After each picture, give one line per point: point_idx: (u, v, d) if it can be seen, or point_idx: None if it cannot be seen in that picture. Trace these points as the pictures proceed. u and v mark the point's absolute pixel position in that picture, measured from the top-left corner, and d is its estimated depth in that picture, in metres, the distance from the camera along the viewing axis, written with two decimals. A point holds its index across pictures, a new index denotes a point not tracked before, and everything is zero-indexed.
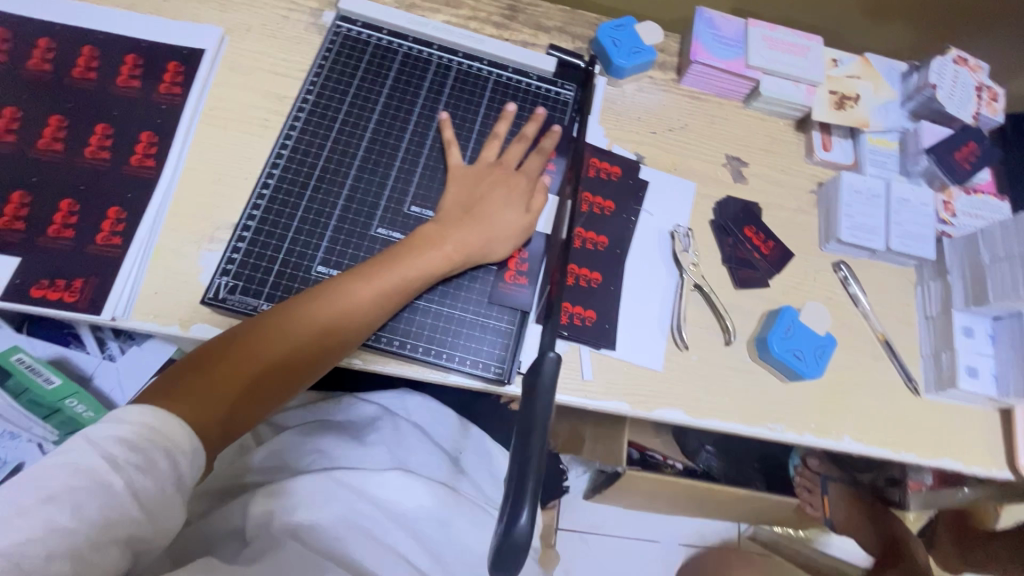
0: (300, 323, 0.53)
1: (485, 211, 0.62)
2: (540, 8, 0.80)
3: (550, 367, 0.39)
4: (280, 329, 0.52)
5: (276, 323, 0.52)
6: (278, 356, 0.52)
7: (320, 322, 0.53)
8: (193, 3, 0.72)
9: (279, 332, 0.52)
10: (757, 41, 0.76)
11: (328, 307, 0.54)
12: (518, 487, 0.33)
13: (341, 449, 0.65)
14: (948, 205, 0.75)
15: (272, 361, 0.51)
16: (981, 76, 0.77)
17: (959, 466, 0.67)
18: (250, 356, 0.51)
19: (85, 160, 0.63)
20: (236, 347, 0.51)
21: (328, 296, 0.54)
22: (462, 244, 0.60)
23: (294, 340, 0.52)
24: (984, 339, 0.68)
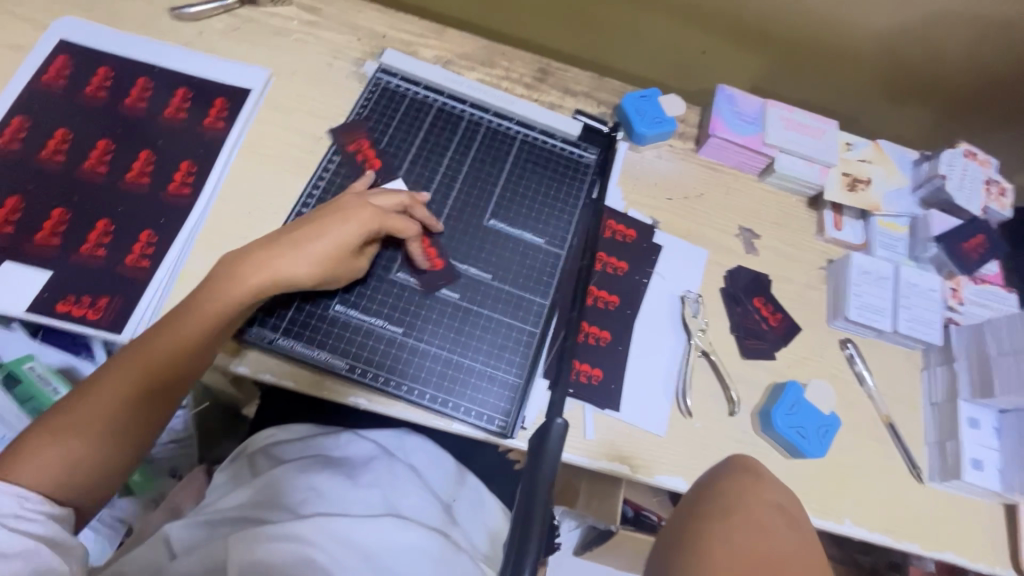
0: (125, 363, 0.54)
1: (310, 235, 0.58)
2: (569, 73, 0.84)
3: (556, 433, 0.42)
4: (145, 365, 0.54)
5: (133, 358, 0.54)
6: (141, 385, 0.54)
7: (178, 350, 0.55)
8: (246, 45, 0.77)
9: (137, 366, 0.54)
10: (775, 121, 0.80)
11: (188, 330, 0.55)
12: (520, 548, 0.34)
13: (334, 487, 0.65)
14: (956, 293, 0.76)
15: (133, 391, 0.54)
16: (990, 171, 0.80)
17: (961, 561, 0.66)
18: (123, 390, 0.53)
19: (126, 183, 0.66)
20: (96, 385, 0.53)
21: (173, 327, 0.55)
22: (315, 249, 0.58)
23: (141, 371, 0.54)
24: (989, 431, 0.67)
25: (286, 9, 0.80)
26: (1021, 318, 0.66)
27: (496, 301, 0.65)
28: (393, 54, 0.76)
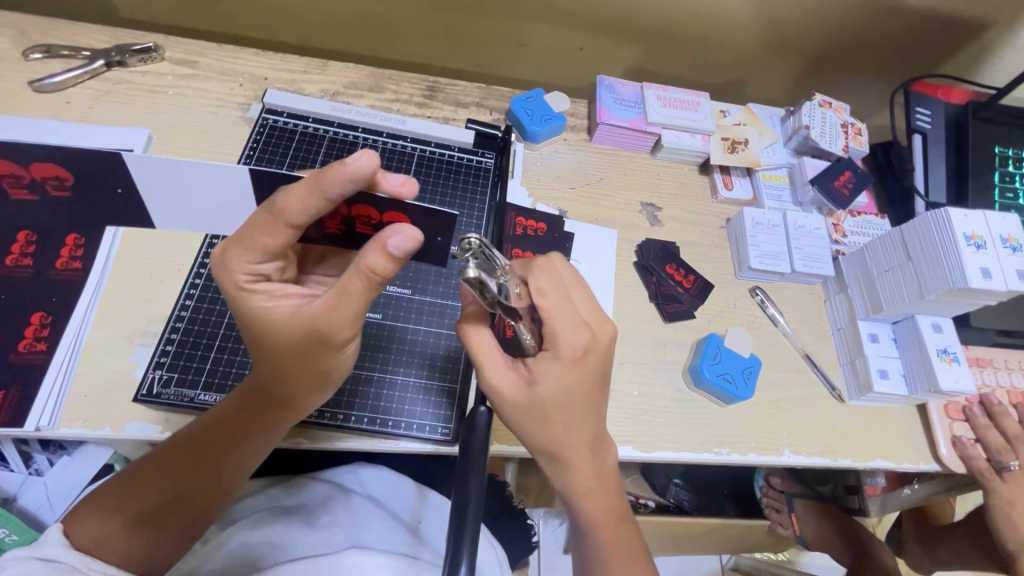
0: (152, 471, 0.52)
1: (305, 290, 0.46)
2: (457, 86, 0.87)
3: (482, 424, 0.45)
4: (167, 477, 0.52)
5: (154, 469, 0.52)
6: (171, 496, 0.52)
7: (223, 455, 0.54)
8: (121, 108, 0.75)
9: (160, 482, 0.52)
10: (653, 100, 0.85)
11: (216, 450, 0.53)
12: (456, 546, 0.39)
13: (290, 536, 0.63)
14: (838, 227, 0.84)
15: (171, 500, 0.52)
16: (844, 115, 0.89)
17: (890, 465, 0.72)
18: (138, 499, 0.51)
19: (6, 268, 0.62)
20: (128, 483, 0.51)
21: (195, 442, 0.53)
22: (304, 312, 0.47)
23: (180, 481, 0.52)
24: (888, 342, 0.74)
25: (159, 65, 0.79)
26: (887, 239, 0.72)
27: (420, 313, 0.66)
28: (276, 94, 0.76)
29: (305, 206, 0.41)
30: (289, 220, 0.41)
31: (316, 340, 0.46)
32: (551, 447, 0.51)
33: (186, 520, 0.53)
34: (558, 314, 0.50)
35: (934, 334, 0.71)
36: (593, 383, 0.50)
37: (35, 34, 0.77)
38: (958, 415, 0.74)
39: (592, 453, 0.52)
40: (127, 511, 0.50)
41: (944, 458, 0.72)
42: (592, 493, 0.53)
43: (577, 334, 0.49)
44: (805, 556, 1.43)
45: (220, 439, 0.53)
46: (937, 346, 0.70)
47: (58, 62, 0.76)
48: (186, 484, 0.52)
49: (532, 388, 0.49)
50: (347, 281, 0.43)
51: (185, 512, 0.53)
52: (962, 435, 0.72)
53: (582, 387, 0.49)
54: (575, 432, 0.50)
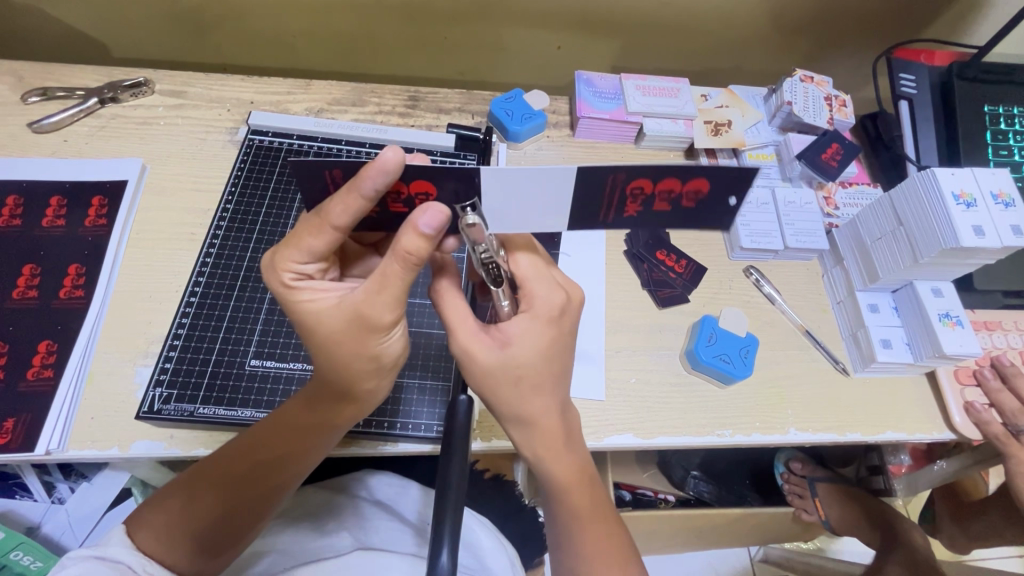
0: (200, 488, 0.53)
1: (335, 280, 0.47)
2: (438, 94, 0.89)
3: (464, 409, 0.49)
4: (214, 490, 0.52)
5: (203, 484, 0.53)
6: (228, 508, 0.53)
7: (266, 463, 0.54)
8: (116, 141, 0.78)
9: (212, 496, 0.52)
10: (632, 90, 0.86)
11: (260, 457, 0.54)
12: (439, 531, 0.41)
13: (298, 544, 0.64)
14: (829, 200, 0.83)
15: (226, 513, 0.53)
16: (827, 88, 0.88)
17: (902, 436, 0.70)
18: (189, 517, 0.51)
19: (14, 302, 0.64)
20: (181, 500, 0.52)
21: (244, 456, 0.53)
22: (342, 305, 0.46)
23: (231, 492, 0.53)
24: (889, 312, 0.73)
25: (149, 98, 0.82)
26: (876, 206, 0.71)
27: (411, 316, 0.67)
28: (260, 115, 0.79)
29: (346, 210, 0.42)
30: (332, 220, 0.43)
31: (359, 326, 0.46)
32: (517, 412, 0.50)
33: (242, 528, 0.54)
34: (534, 282, 0.51)
35: (935, 299, 0.70)
36: (565, 348, 0.51)
37: (32, 78, 0.81)
38: (970, 380, 0.72)
39: (559, 416, 0.51)
40: (182, 530, 0.51)
41: (958, 426, 0.70)
42: (561, 460, 0.52)
43: (551, 296, 0.51)
44: (836, 543, 1.39)
45: (267, 450, 0.54)
46: (938, 311, 0.69)
47: (55, 103, 0.79)
48: (239, 497, 0.53)
49: (504, 350, 0.49)
50: (385, 271, 0.43)
51: (238, 522, 0.54)
52: (974, 401, 0.71)
53: (554, 349, 0.50)
54: (544, 397, 0.50)
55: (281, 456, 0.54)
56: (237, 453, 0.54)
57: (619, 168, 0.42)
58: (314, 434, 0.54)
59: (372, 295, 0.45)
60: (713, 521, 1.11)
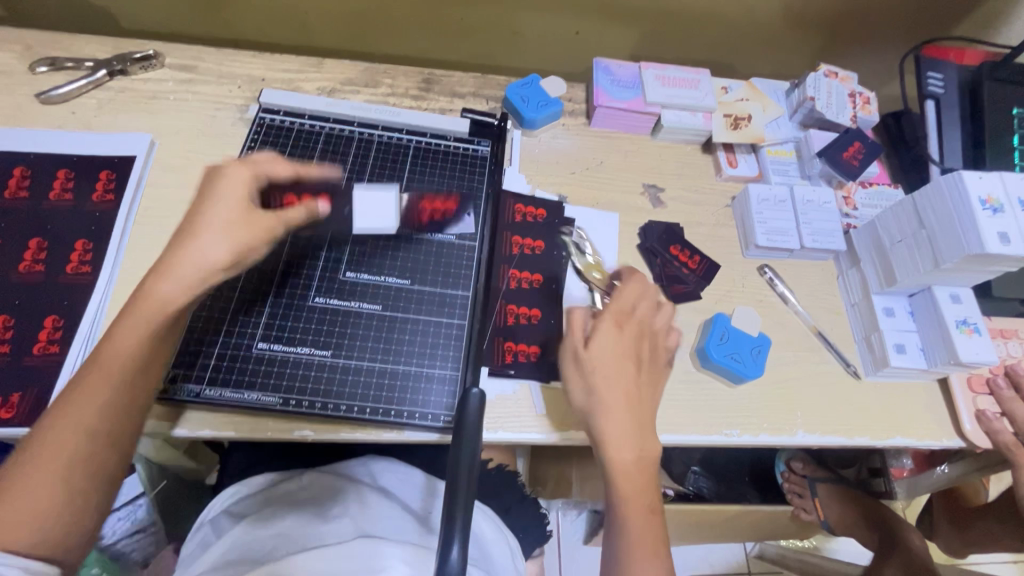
0: (48, 441, 0.45)
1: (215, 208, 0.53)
2: (453, 77, 0.87)
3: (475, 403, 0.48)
4: (60, 433, 0.45)
5: (50, 434, 0.45)
6: (91, 450, 0.46)
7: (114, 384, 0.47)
8: (124, 115, 0.76)
9: (60, 441, 0.45)
10: (651, 80, 0.84)
11: (100, 377, 0.47)
12: (450, 525, 0.40)
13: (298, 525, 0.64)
14: (848, 199, 0.81)
15: (91, 454, 0.46)
16: (852, 84, 0.86)
17: (911, 442, 0.69)
18: (44, 475, 0.44)
19: (20, 275, 0.64)
20: (30, 466, 0.44)
21: (92, 383, 0.47)
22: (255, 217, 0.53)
23: (89, 429, 0.46)
24: (905, 316, 0.72)
25: (159, 72, 0.81)
26: (898, 208, 0.70)
27: (421, 303, 0.66)
28: (272, 93, 0.77)
29: (275, 165, 0.58)
30: (263, 168, 0.57)
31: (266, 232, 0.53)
32: (588, 399, 0.56)
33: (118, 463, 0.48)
34: (627, 292, 0.62)
35: (953, 305, 0.69)
36: (642, 358, 0.59)
37: (41, 47, 0.79)
38: (983, 389, 0.71)
39: (627, 412, 0.55)
40: (42, 492, 0.43)
41: (969, 434, 0.69)
42: (625, 464, 0.54)
43: (638, 304, 0.61)
44: (832, 542, 1.40)
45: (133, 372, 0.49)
46: (956, 317, 0.68)
47: (63, 74, 0.78)
48: (96, 432, 0.46)
49: (584, 346, 0.58)
50: (289, 212, 0.57)
51: (106, 459, 0.47)
52: (986, 409, 0.70)
53: (632, 356, 0.58)
54: (621, 390, 0.56)
55: (121, 368, 0.48)
56: (79, 387, 0.47)
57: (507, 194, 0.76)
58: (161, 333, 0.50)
59: (198, 229, 0.51)
60: (711, 517, 1.11)
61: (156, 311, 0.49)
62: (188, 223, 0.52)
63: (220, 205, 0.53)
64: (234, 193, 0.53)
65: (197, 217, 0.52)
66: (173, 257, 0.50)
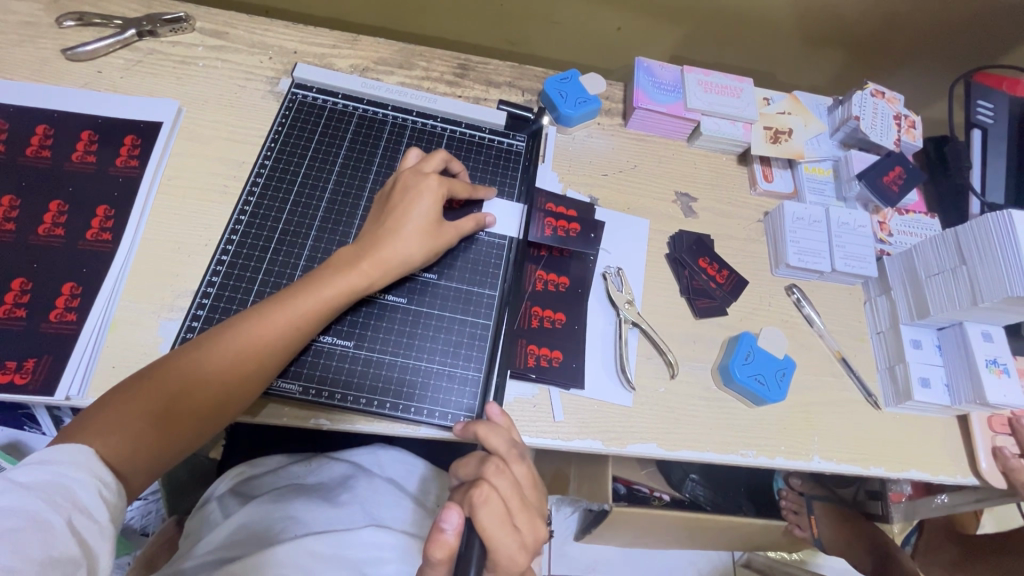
0: (190, 357, 0.53)
1: (398, 218, 0.61)
2: (489, 65, 0.84)
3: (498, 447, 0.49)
4: (200, 357, 0.52)
5: (196, 352, 0.53)
6: (214, 373, 0.52)
7: (259, 336, 0.54)
8: (152, 78, 0.74)
9: (196, 364, 0.52)
10: (694, 85, 0.81)
11: (256, 327, 0.54)
12: None
13: (305, 510, 0.63)
14: (884, 225, 0.80)
15: (203, 384, 0.52)
16: (897, 106, 0.84)
17: (925, 477, 0.69)
18: (164, 384, 0.51)
19: (39, 238, 0.62)
20: (161, 371, 0.52)
21: (248, 323, 0.54)
22: (401, 214, 0.61)
23: (218, 362, 0.52)
24: (932, 349, 0.71)
25: (189, 36, 0.78)
26: (939, 240, 0.69)
27: (447, 299, 0.65)
28: (305, 68, 0.75)
29: (439, 163, 0.66)
30: (428, 169, 0.65)
31: (435, 222, 0.62)
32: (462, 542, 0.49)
33: (215, 402, 0.53)
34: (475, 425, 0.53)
35: (984, 344, 0.68)
36: (519, 514, 0.48)
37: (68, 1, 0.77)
38: (1002, 428, 0.71)
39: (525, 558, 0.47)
40: (156, 401, 0.51)
41: (984, 473, 0.69)
42: None
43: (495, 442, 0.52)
44: (819, 557, 1.41)
45: (210, 374, 0.52)
46: (986, 356, 0.67)
47: (91, 30, 0.75)
48: (225, 367, 0.53)
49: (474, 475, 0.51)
50: (460, 222, 0.65)
51: (210, 395, 0.53)
52: (1005, 449, 0.70)
53: (518, 505, 0.49)
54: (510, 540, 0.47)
55: (225, 354, 0.53)
56: (246, 318, 0.55)
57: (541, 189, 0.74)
58: (321, 320, 0.57)
59: (393, 232, 0.60)
60: (706, 526, 1.12)
61: (315, 301, 0.56)
62: (380, 226, 0.61)
63: (417, 212, 0.61)
64: (430, 205, 0.62)
65: (394, 214, 0.61)
66: (371, 254, 0.59)
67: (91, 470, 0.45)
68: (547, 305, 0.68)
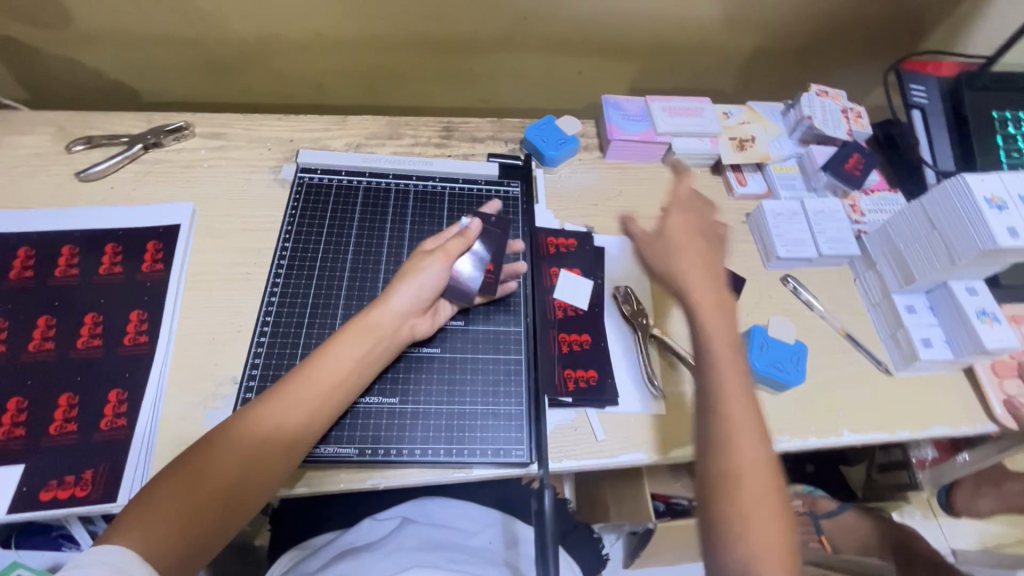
0: (225, 439, 0.53)
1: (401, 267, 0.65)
2: (471, 124, 0.91)
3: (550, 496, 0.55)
4: (236, 437, 0.53)
5: (234, 431, 0.54)
6: (251, 451, 0.53)
7: (293, 404, 0.55)
8: (162, 185, 0.79)
9: (233, 443, 0.53)
10: (659, 112, 0.89)
11: (288, 399, 0.55)
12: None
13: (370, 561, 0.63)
14: (855, 207, 0.87)
15: (241, 462, 0.52)
16: (842, 101, 0.92)
17: (948, 431, 0.73)
18: (204, 466, 0.51)
19: (78, 352, 0.65)
20: (202, 454, 0.52)
21: (281, 391, 0.56)
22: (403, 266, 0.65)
23: (256, 438, 0.53)
24: (925, 311, 0.76)
25: (191, 142, 0.84)
26: (906, 212, 0.75)
27: (477, 343, 0.69)
28: (308, 153, 0.80)
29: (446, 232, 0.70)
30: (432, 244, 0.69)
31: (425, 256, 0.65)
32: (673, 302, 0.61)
33: (254, 479, 0.53)
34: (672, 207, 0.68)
35: (970, 297, 0.73)
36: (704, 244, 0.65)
37: (73, 127, 0.82)
38: (1008, 374, 0.75)
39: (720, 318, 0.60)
40: (197, 485, 0.51)
41: (1000, 418, 0.73)
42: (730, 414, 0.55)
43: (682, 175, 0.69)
44: None
45: (248, 453, 0.53)
46: (975, 308, 0.72)
47: (99, 151, 0.80)
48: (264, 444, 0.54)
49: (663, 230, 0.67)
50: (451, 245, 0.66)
51: (250, 473, 0.53)
52: (1013, 392, 0.74)
53: (691, 249, 0.64)
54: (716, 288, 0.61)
55: (263, 430, 0.54)
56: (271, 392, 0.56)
57: (539, 229, 0.79)
58: (343, 378, 0.58)
59: (398, 290, 0.62)
60: None
61: (337, 362, 0.58)
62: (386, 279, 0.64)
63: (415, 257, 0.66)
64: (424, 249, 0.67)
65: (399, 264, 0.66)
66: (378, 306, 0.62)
67: (127, 573, 0.43)
68: (570, 330, 0.72)
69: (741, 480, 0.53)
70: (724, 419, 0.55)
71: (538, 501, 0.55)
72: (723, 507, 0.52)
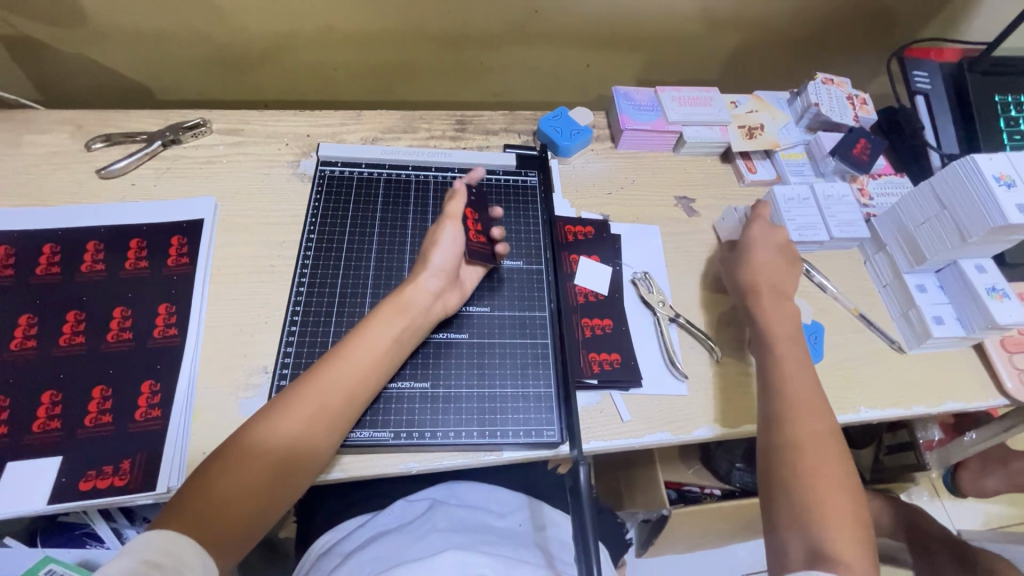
0: (268, 422, 0.55)
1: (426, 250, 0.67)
2: (484, 117, 0.93)
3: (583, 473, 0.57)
4: (278, 420, 0.55)
5: (276, 416, 0.55)
6: (293, 433, 0.54)
7: (332, 387, 0.57)
8: (183, 181, 0.79)
9: (275, 426, 0.54)
10: (670, 101, 0.91)
11: (327, 383, 0.57)
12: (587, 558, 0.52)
13: (411, 543, 0.64)
14: (863, 191, 0.89)
15: (285, 445, 0.54)
16: (847, 89, 0.94)
17: (962, 405, 0.75)
18: (250, 449, 0.53)
19: (109, 346, 0.65)
20: (247, 439, 0.54)
21: (321, 375, 0.58)
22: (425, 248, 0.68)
23: (298, 421, 0.55)
24: (936, 290, 0.78)
25: (209, 138, 0.84)
26: (916, 193, 0.77)
27: (504, 327, 0.70)
28: (328, 146, 0.81)
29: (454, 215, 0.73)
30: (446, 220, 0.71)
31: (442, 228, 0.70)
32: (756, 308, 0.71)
33: (295, 466, 0.54)
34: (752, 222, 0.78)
35: (980, 275, 0.75)
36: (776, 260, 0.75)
37: (91, 125, 0.82)
38: (1017, 349, 0.78)
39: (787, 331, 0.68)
40: (245, 467, 0.52)
41: (1011, 391, 0.75)
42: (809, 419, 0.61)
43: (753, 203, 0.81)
44: None
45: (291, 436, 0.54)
46: (985, 285, 0.74)
47: (118, 148, 0.81)
48: (305, 428, 0.55)
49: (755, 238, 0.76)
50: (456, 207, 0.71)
51: (293, 455, 0.54)
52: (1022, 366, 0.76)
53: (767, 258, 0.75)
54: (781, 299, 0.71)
55: (304, 412, 0.55)
56: (308, 374, 0.58)
57: (557, 219, 0.81)
58: (378, 361, 0.60)
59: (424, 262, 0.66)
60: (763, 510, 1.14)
61: (372, 346, 0.60)
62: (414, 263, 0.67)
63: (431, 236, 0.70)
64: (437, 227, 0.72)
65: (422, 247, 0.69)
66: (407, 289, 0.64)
67: (181, 558, 0.45)
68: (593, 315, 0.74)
69: (816, 486, 0.56)
70: (787, 399, 0.62)
71: (574, 479, 0.58)
72: (787, 483, 0.57)
